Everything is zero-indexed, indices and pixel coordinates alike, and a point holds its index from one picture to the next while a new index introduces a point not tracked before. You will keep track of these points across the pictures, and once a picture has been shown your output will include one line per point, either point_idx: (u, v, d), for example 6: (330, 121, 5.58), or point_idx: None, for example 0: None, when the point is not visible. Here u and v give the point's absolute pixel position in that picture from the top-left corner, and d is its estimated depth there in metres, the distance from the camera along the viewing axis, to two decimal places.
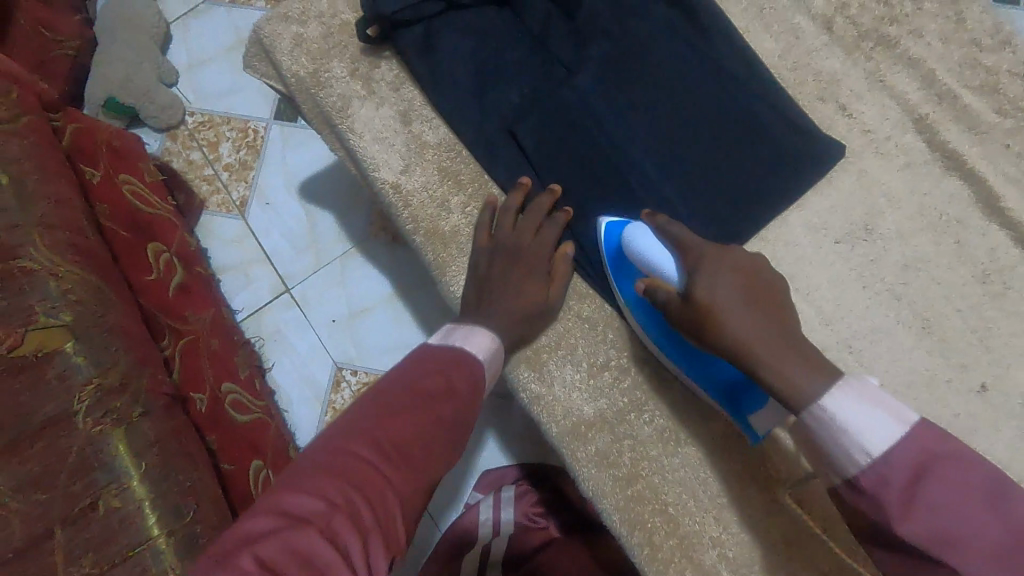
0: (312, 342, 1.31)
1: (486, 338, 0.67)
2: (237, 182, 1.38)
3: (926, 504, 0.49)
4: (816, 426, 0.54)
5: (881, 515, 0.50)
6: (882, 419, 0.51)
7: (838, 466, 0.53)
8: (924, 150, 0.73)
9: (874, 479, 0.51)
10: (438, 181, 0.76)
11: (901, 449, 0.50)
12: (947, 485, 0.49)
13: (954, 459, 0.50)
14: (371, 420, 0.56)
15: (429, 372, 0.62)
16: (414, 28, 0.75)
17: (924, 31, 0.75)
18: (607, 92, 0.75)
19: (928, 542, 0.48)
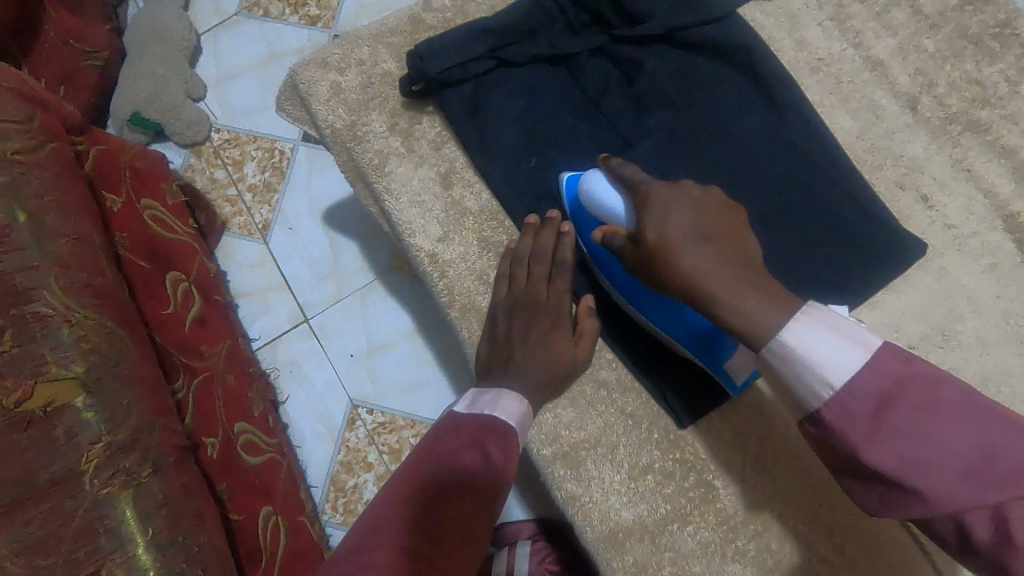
0: (328, 376, 1.27)
1: (515, 401, 0.61)
2: (260, 204, 1.34)
3: (890, 428, 0.46)
4: (780, 366, 0.50)
5: (846, 443, 0.48)
6: (841, 344, 0.48)
7: (803, 399, 0.50)
8: (1013, 250, 0.66)
9: (839, 409, 0.48)
10: (477, 252, 0.71)
11: (864, 375, 0.47)
12: (915, 407, 0.46)
13: (920, 380, 0.47)
14: (403, 515, 0.52)
15: (461, 444, 0.57)
16: (462, 87, 0.70)
17: (1019, 117, 0.69)
18: (666, 166, 0.69)
19: (894, 464, 0.46)
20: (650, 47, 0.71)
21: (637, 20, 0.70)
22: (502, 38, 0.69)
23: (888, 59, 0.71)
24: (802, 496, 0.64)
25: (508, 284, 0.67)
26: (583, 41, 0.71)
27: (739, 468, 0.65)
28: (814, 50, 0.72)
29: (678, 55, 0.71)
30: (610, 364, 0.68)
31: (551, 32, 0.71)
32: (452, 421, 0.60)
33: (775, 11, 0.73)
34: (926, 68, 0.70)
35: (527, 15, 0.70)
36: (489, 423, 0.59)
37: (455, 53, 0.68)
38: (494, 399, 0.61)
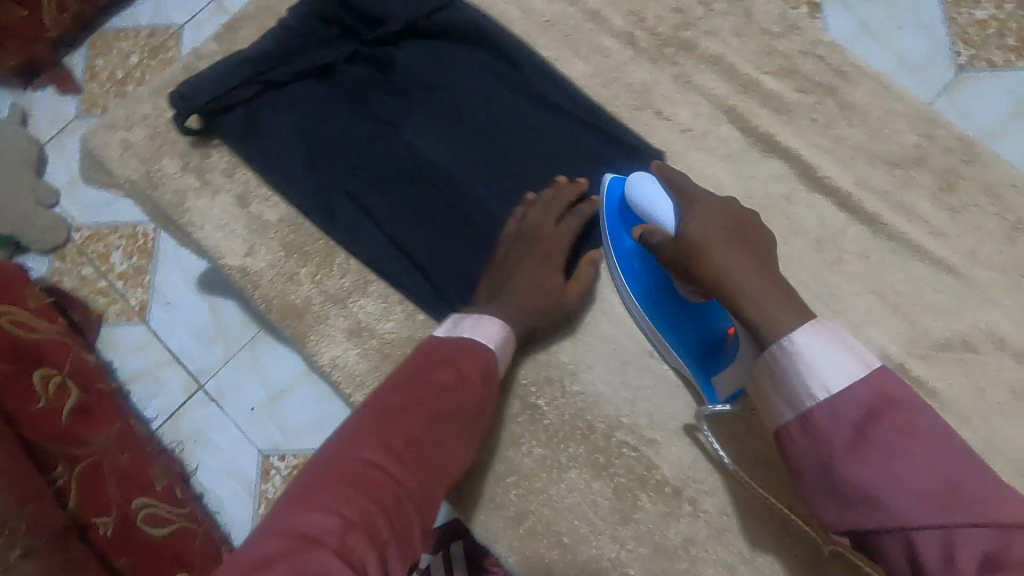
0: (233, 436, 1.12)
1: (497, 327, 0.64)
2: (134, 287, 1.17)
3: (877, 445, 0.48)
4: (776, 368, 0.53)
5: (825, 453, 0.50)
6: (845, 360, 0.51)
7: (791, 403, 0.52)
8: (740, 137, 0.76)
9: (830, 414, 0.50)
10: (284, 257, 0.76)
11: (850, 391, 0.50)
12: (903, 433, 0.48)
13: (904, 408, 0.50)
14: (380, 427, 0.55)
15: (435, 365, 0.61)
16: (233, 113, 0.76)
17: (718, 31, 0.80)
18: (434, 140, 0.77)
19: (870, 480, 0.48)
20: (400, 43, 0.79)
21: (382, 21, 0.78)
22: (262, 64, 0.76)
23: (602, 9, 0.81)
24: (616, 394, 0.70)
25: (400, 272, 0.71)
26: (337, 51, 0.79)
27: (557, 384, 0.71)
28: (539, 15, 0.82)
29: (424, 45, 0.79)
30: (424, 323, 0.73)
31: (308, 49, 0.78)
32: (431, 342, 0.63)
33: None
34: (634, 8, 0.81)
35: (283, 41, 0.77)
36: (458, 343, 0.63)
37: (217, 86, 0.75)
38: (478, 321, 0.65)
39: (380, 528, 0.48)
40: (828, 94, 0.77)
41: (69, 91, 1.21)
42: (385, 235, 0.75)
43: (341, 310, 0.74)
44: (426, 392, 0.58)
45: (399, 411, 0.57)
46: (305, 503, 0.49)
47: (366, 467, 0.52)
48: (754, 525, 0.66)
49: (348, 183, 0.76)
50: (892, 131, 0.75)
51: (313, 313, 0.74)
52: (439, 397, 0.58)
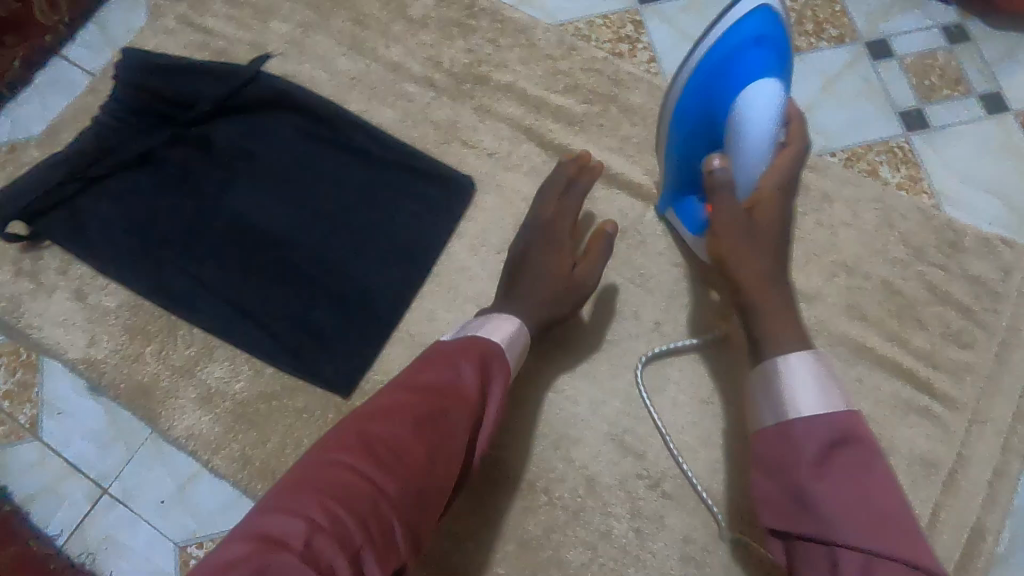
0: (147, 532, 0.86)
1: (511, 326, 0.65)
2: (22, 402, 0.90)
3: (832, 468, 0.49)
4: (767, 375, 0.55)
5: (791, 464, 0.50)
6: (828, 393, 0.52)
7: (774, 412, 0.53)
8: (541, 151, 0.84)
9: (806, 429, 0.51)
10: (126, 339, 0.77)
11: (831, 418, 0.51)
12: (861, 466, 0.49)
13: (866, 446, 0.50)
14: (367, 430, 0.52)
15: (435, 368, 0.57)
16: (56, 213, 0.79)
17: (507, 62, 0.89)
18: (258, 204, 0.81)
19: (820, 496, 0.48)
20: (215, 121, 0.84)
21: (192, 104, 0.83)
22: (78, 163, 0.79)
23: (402, 60, 0.89)
24: None
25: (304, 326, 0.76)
26: (154, 137, 0.82)
27: None
28: (345, 74, 0.89)
29: (239, 119, 0.84)
30: (273, 376, 0.76)
31: (124, 139, 0.81)
32: (436, 348, 0.61)
33: (306, 59, 0.90)
34: (430, 55, 0.89)
35: (96, 137, 0.80)
36: (484, 348, 0.61)
37: (35, 189, 0.77)
38: (505, 320, 0.65)
39: (351, 532, 0.44)
40: (611, 101, 0.86)
41: None
42: (222, 300, 0.77)
43: (190, 381, 0.76)
44: (420, 396, 0.55)
45: (388, 416, 0.53)
46: (273, 507, 0.46)
47: (347, 471, 0.49)
48: (603, 500, 0.71)
49: (180, 259, 0.79)
50: None
51: (162, 388, 0.75)
52: (435, 405, 0.54)
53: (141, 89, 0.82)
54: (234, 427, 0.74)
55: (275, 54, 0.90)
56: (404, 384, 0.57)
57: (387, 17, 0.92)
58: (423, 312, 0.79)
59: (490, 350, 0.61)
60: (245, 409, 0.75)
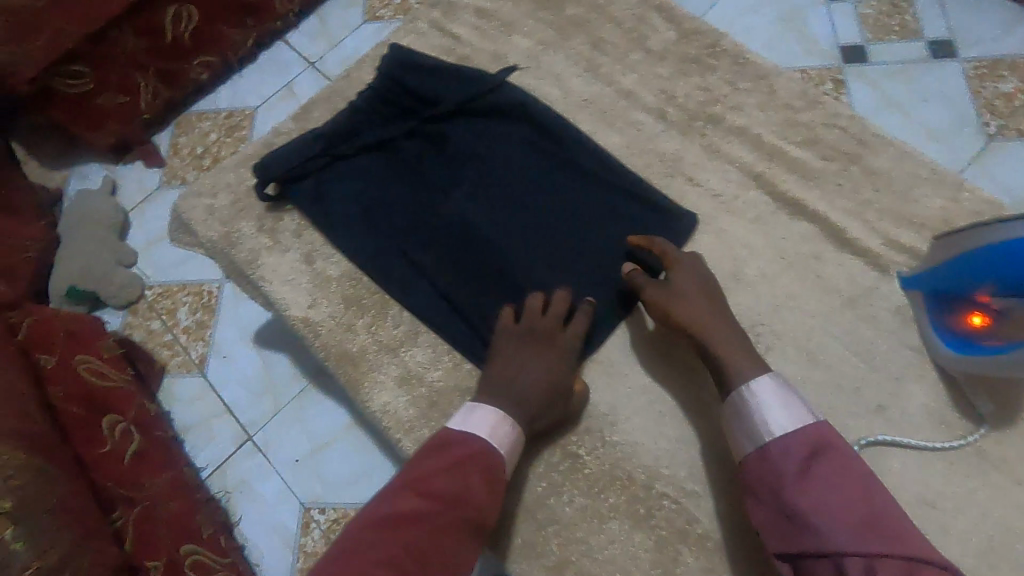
0: (277, 488, 1.29)
1: (509, 431, 0.67)
2: (194, 341, 1.43)
3: (814, 482, 0.58)
4: (738, 406, 0.64)
5: (777, 483, 0.59)
6: (789, 410, 0.62)
7: (753, 439, 0.63)
8: (769, 201, 0.81)
9: (782, 447, 0.60)
10: (343, 308, 0.82)
11: (801, 436, 0.60)
12: (834, 473, 0.58)
13: (838, 455, 0.59)
14: (393, 531, 0.58)
15: (453, 472, 0.63)
16: (305, 181, 0.85)
17: (743, 106, 0.87)
18: (482, 205, 0.83)
19: (808, 508, 0.57)
20: (452, 121, 0.87)
21: (436, 100, 0.87)
22: (332, 141, 0.85)
23: (635, 88, 0.90)
24: (649, 446, 0.72)
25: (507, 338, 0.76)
26: (398, 127, 0.86)
27: (595, 433, 0.73)
28: (578, 95, 0.91)
29: (474, 121, 0.87)
30: (469, 372, 0.78)
31: (373, 126, 0.87)
32: (447, 441, 0.65)
33: (543, 75, 0.93)
34: (664, 88, 0.89)
35: (350, 120, 0.86)
36: (464, 456, 0.64)
37: (293, 157, 0.84)
38: (489, 415, 0.67)
39: None
40: (853, 161, 0.82)
41: (154, 165, 1.56)
42: (434, 289, 0.80)
43: (394, 359, 0.79)
44: (437, 502, 0.60)
45: (419, 519, 0.59)
46: None
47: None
48: None
49: (402, 245, 0.82)
50: (919, 195, 0.79)
51: (367, 360, 0.79)
52: (456, 514, 0.60)
53: (396, 83, 0.87)
54: (427, 413, 0.76)
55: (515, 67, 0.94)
56: (411, 489, 0.61)
57: (626, 45, 0.93)
58: (624, 340, 0.78)
59: (487, 459, 0.64)
60: (439, 398, 0.77)
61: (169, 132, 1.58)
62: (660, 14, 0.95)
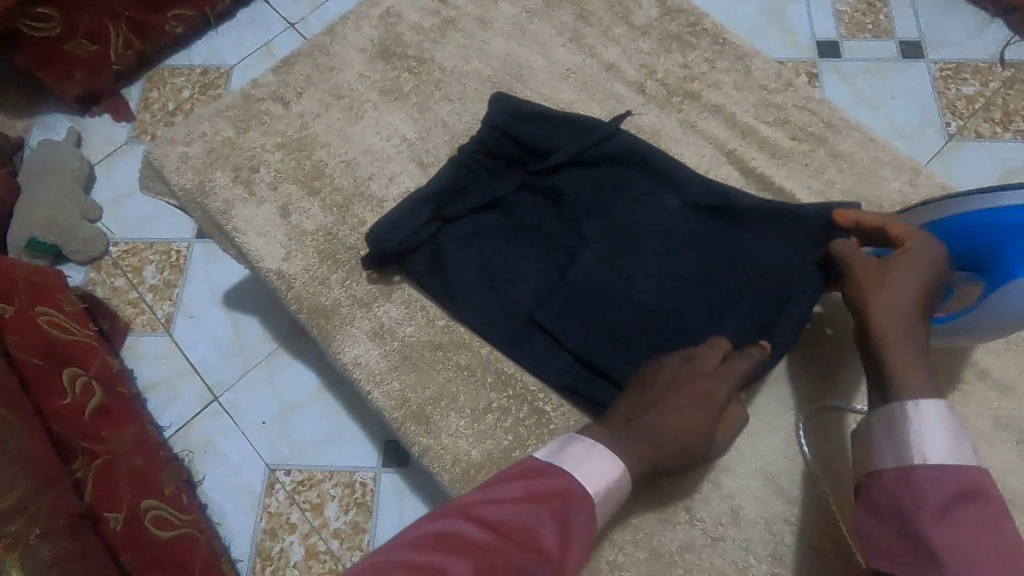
0: (243, 449, 1.29)
1: (611, 471, 0.55)
2: (161, 300, 1.40)
3: (955, 517, 0.47)
4: (890, 419, 0.54)
5: (909, 508, 0.49)
6: (954, 439, 0.51)
7: (896, 455, 0.52)
8: (739, 177, 0.84)
9: (934, 473, 0.49)
10: (318, 262, 0.82)
11: (957, 469, 0.49)
12: (987, 519, 0.47)
13: (1001, 513, 0.48)
14: (440, 553, 0.44)
15: (527, 503, 0.50)
16: (419, 253, 0.80)
17: (720, 84, 0.89)
18: (460, 165, 0.82)
19: (942, 544, 0.46)
20: (562, 172, 0.82)
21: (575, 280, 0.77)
22: (439, 203, 0.79)
23: (617, 61, 0.92)
24: None
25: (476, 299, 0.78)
26: (506, 183, 0.82)
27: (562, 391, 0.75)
28: (562, 65, 0.92)
29: (588, 171, 0.81)
30: (443, 329, 0.79)
31: (478, 182, 0.82)
32: (535, 469, 0.54)
33: (528, 43, 0.94)
34: (645, 63, 0.91)
35: (454, 178, 0.81)
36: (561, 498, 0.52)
37: (396, 236, 0.78)
38: (604, 461, 0.56)
39: None
40: (820, 143, 0.85)
41: (122, 120, 1.51)
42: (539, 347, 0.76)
43: (367, 314, 0.80)
44: (502, 537, 0.47)
45: (469, 550, 0.45)
46: None
47: None
48: (742, 537, 0.69)
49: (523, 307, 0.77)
50: (879, 178, 0.83)
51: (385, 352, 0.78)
52: (520, 555, 0.46)
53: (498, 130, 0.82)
54: (399, 367, 0.77)
55: (501, 33, 0.94)
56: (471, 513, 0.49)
57: (611, 19, 0.95)
58: None
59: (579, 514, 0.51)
60: (411, 353, 0.78)
61: (140, 85, 1.54)
62: None
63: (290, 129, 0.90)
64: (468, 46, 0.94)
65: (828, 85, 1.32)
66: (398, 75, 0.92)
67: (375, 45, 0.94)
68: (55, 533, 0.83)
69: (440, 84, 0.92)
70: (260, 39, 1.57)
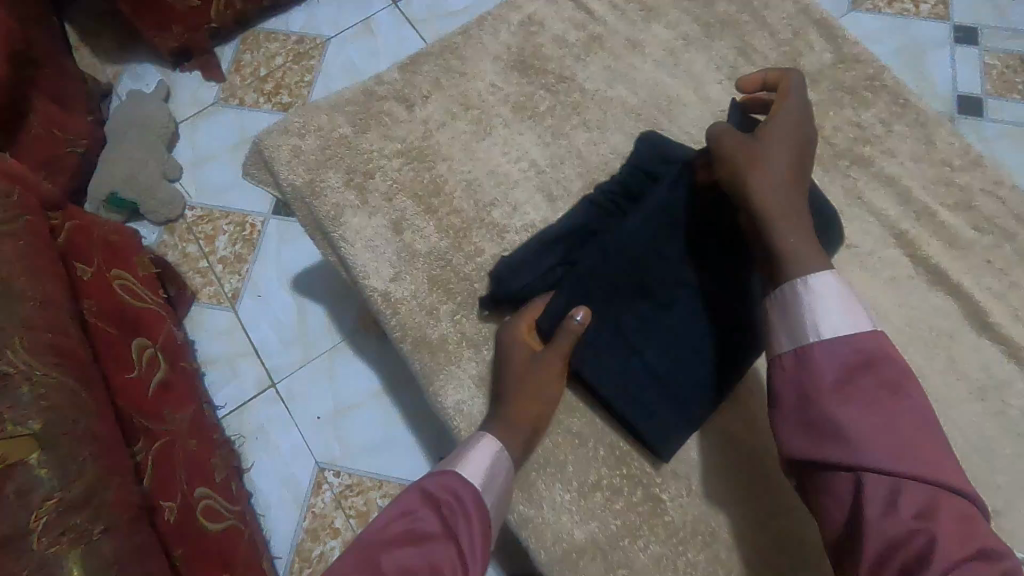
0: (295, 442, 1.25)
1: (488, 453, 0.65)
2: (230, 274, 1.36)
3: (855, 390, 0.53)
4: (785, 301, 0.58)
5: (811, 389, 0.54)
6: (838, 312, 0.56)
7: (792, 336, 0.57)
8: (908, 264, 0.74)
9: (828, 351, 0.55)
10: (427, 289, 0.76)
11: (850, 341, 0.55)
12: (879, 387, 0.54)
13: (890, 372, 0.54)
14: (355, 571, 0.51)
15: (408, 509, 0.58)
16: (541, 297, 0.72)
17: (896, 152, 0.79)
18: (598, 205, 0.74)
19: (844, 421, 0.52)
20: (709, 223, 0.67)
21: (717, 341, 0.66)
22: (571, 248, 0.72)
23: None
24: (737, 505, 0.67)
25: None
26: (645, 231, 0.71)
27: (683, 480, 0.68)
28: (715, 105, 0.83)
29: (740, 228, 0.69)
30: None
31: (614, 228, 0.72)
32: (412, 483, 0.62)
33: (680, 74, 0.84)
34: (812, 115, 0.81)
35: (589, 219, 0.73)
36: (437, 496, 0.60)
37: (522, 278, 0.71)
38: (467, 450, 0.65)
39: None
40: (1005, 238, 0.75)
41: (211, 79, 1.46)
42: (663, 409, 0.67)
43: (474, 356, 0.73)
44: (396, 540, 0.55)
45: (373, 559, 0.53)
46: None
47: None
48: None
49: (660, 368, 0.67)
50: None
51: (500, 405, 0.68)
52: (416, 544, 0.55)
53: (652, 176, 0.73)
54: None
55: (651, 59, 0.85)
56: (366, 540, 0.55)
57: (776, 59, 0.84)
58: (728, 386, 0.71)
59: (454, 496, 0.60)
60: None
61: (234, 46, 1.49)
62: (819, 30, 0.85)
63: (411, 135, 0.83)
64: (614, 69, 0.85)
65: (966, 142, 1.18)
66: (533, 92, 0.84)
67: (512, 54, 0.86)
68: (121, 527, 0.73)
69: (579, 108, 0.83)
70: (363, 15, 1.50)
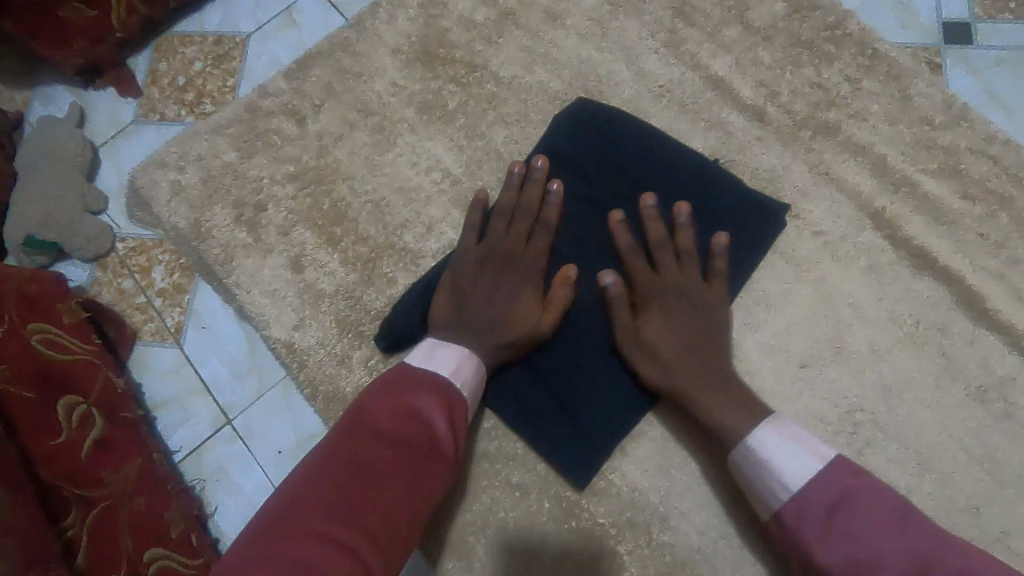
0: None
1: (470, 366, 0.56)
2: None
3: (843, 533, 0.46)
4: (743, 458, 0.53)
5: (804, 549, 0.48)
6: (797, 453, 0.50)
7: (767, 500, 0.51)
8: (887, 248, 0.63)
9: (795, 511, 0.48)
10: (336, 334, 0.66)
11: (817, 479, 0.48)
12: (869, 517, 0.46)
13: (874, 491, 0.48)
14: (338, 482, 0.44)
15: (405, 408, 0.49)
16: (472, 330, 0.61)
17: (867, 114, 0.67)
18: (518, 218, 0.62)
19: (847, 569, 0.45)
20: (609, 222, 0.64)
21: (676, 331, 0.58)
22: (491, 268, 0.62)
23: (727, 76, 0.70)
24: (705, 554, 0.58)
25: (533, 400, 0.61)
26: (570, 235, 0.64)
27: (640, 528, 0.59)
28: (652, 79, 0.71)
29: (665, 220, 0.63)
30: (489, 434, 0.62)
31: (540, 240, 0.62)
32: (399, 375, 0.52)
33: (610, 46, 0.72)
34: (766, 80, 0.69)
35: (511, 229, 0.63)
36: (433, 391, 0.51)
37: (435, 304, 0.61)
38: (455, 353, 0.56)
39: None
40: (1002, 205, 0.63)
41: None
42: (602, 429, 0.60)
43: None
44: (392, 445, 0.46)
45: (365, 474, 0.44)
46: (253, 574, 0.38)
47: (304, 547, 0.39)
48: None
49: (597, 381, 0.61)
50: None
51: None
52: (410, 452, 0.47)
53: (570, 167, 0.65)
54: None
55: (574, 32, 0.73)
56: (342, 459, 0.45)
57: (720, 17, 0.72)
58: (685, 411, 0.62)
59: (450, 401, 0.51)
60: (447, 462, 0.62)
61: None
62: None
63: (305, 154, 0.72)
64: (532, 49, 0.73)
65: (955, 81, 0.72)
66: (440, 87, 0.73)
67: (414, 45, 0.74)
68: None
69: (495, 101, 0.72)
70: None
